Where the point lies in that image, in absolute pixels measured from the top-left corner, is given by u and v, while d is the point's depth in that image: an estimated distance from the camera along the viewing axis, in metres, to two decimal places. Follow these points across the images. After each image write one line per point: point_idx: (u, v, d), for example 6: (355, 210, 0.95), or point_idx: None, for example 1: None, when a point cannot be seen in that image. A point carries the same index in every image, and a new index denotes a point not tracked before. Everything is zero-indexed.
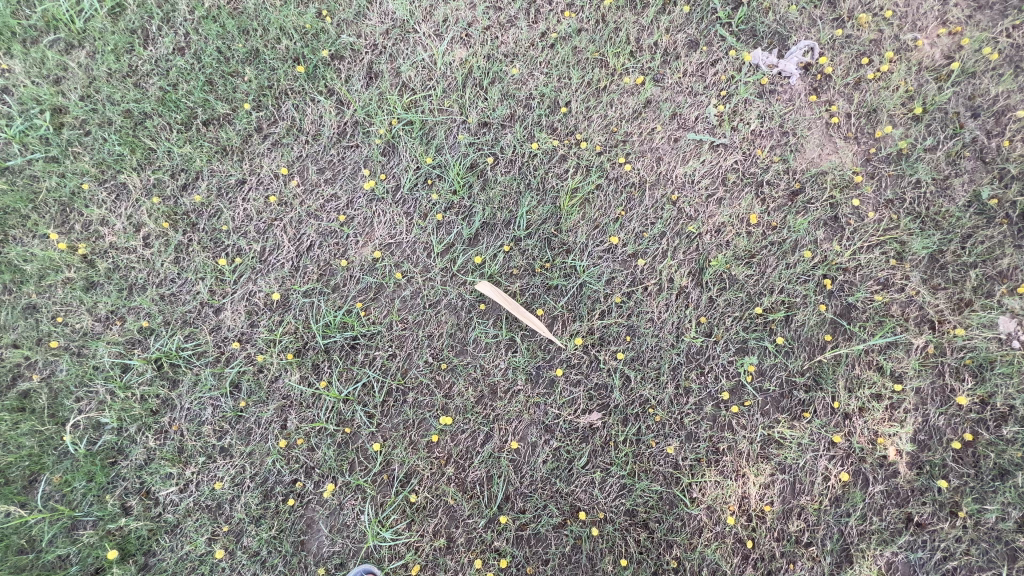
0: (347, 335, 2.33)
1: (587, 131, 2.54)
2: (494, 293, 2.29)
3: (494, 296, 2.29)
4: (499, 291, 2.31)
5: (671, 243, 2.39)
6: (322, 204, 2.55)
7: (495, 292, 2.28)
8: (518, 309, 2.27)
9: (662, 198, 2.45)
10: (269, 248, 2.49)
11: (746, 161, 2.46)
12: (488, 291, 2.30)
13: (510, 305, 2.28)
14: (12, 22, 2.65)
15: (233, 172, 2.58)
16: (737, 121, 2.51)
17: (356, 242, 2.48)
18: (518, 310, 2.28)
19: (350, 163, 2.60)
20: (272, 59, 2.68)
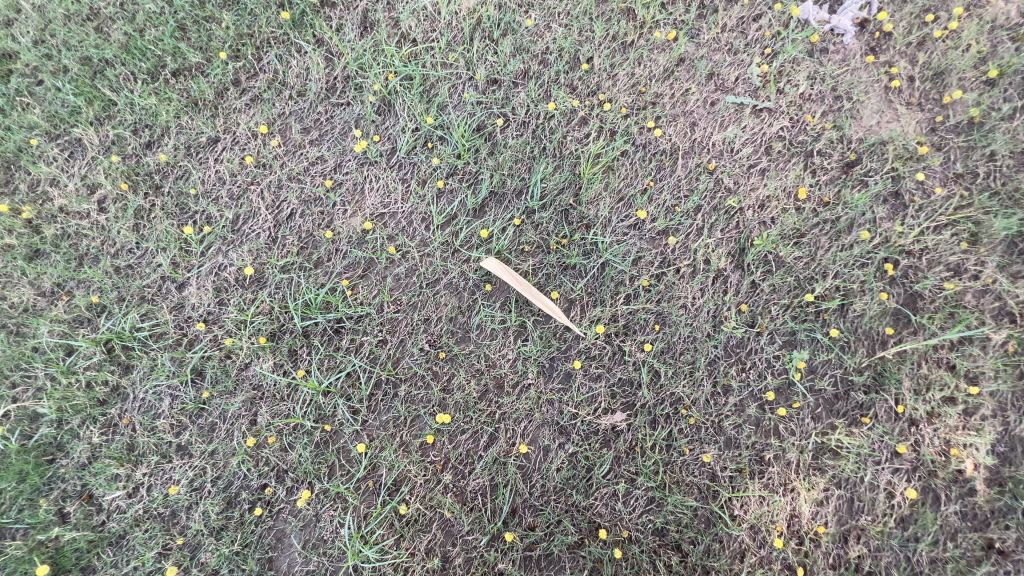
0: (330, 317, 2.00)
1: (611, 91, 2.22)
2: (501, 269, 1.95)
3: (499, 272, 1.95)
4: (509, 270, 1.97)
5: (707, 219, 2.07)
6: (306, 167, 2.22)
7: (503, 270, 1.96)
8: (531, 290, 1.94)
9: (696, 168, 2.14)
10: (243, 216, 2.16)
11: (794, 128, 2.15)
12: (493, 266, 1.96)
13: (520, 285, 1.95)
14: None
15: (205, 129, 2.25)
16: (783, 82, 2.19)
17: (343, 212, 2.15)
18: (530, 291, 1.95)
19: (339, 123, 2.28)
20: (252, 3, 2.34)
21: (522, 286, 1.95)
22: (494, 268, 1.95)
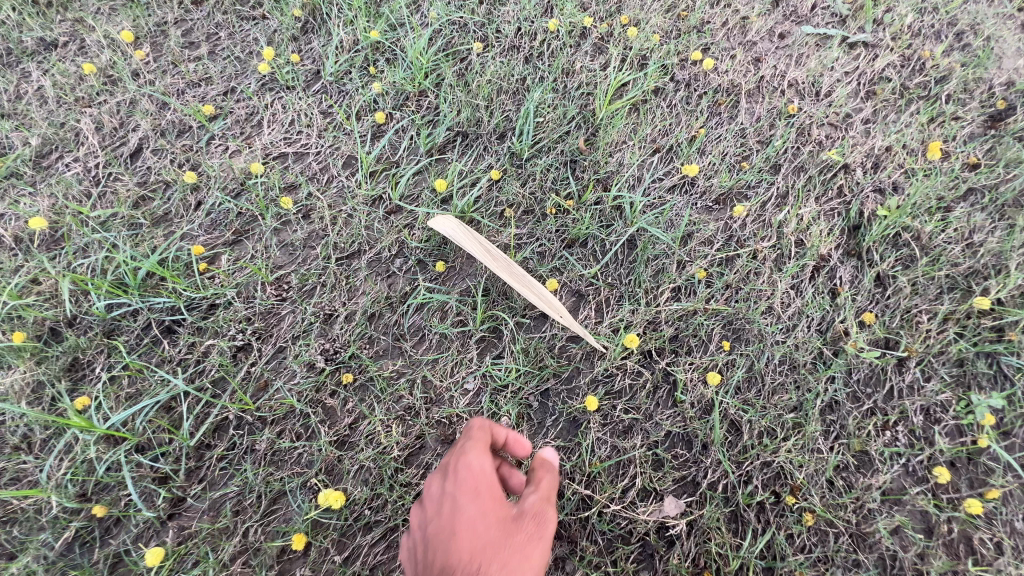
0: (159, 304, 1.13)
1: (638, 10, 1.54)
2: (459, 230, 1.11)
3: (455, 235, 1.10)
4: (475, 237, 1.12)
5: (792, 182, 1.32)
6: (179, 87, 1.45)
7: (462, 240, 1.10)
8: (510, 267, 1.09)
9: (770, 112, 1.41)
10: (58, 147, 1.35)
11: (904, 68, 1.47)
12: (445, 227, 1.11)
13: (492, 257, 1.10)
14: None
15: (38, 30, 1.51)
16: (883, 10, 1.53)
17: (223, 150, 1.36)
18: (509, 267, 1.09)
19: (242, 37, 1.55)
20: None
21: (495, 260, 1.10)
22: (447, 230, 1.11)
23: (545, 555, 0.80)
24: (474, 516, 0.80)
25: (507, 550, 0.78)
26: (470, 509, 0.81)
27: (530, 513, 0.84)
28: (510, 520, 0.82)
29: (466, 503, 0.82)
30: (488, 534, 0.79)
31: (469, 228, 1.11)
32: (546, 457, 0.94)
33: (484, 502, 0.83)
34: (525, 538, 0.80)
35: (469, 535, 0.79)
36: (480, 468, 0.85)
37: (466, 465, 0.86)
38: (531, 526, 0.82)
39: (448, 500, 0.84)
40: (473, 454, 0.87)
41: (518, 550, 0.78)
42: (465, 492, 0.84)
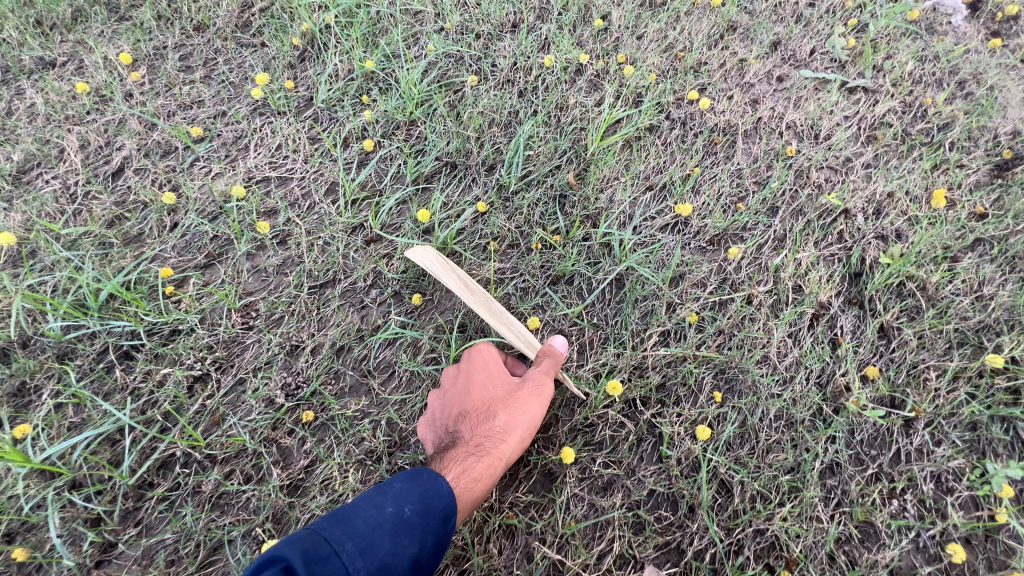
0: (117, 327, 1.07)
1: (635, 50, 1.53)
2: (439, 263, 1.07)
3: (435, 267, 1.06)
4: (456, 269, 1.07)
5: (790, 225, 1.27)
6: (171, 109, 1.45)
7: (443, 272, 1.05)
8: (489, 304, 1.05)
9: (767, 153, 1.37)
10: (41, 163, 1.34)
11: (906, 115, 1.43)
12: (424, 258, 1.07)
13: (471, 292, 1.05)
14: None
15: (38, 49, 1.53)
16: (882, 57, 1.51)
17: (206, 172, 1.34)
18: (487, 304, 1.05)
19: (239, 64, 1.56)
20: None
21: (474, 296, 1.05)
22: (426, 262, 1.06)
23: (545, 404, 0.95)
24: (484, 378, 0.99)
25: (510, 399, 0.96)
26: (479, 376, 1.00)
27: (531, 376, 0.98)
28: (513, 383, 0.98)
29: (476, 372, 1.00)
30: (496, 390, 0.98)
31: (449, 261, 1.07)
32: (552, 346, 1.00)
33: (491, 368, 1.00)
34: (525, 392, 0.97)
35: (480, 392, 0.99)
36: (486, 349, 1.03)
37: (477, 349, 1.03)
38: (533, 383, 0.97)
39: (462, 372, 1.02)
40: (481, 342, 1.04)
41: (521, 398, 0.95)
42: (475, 364, 1.02)
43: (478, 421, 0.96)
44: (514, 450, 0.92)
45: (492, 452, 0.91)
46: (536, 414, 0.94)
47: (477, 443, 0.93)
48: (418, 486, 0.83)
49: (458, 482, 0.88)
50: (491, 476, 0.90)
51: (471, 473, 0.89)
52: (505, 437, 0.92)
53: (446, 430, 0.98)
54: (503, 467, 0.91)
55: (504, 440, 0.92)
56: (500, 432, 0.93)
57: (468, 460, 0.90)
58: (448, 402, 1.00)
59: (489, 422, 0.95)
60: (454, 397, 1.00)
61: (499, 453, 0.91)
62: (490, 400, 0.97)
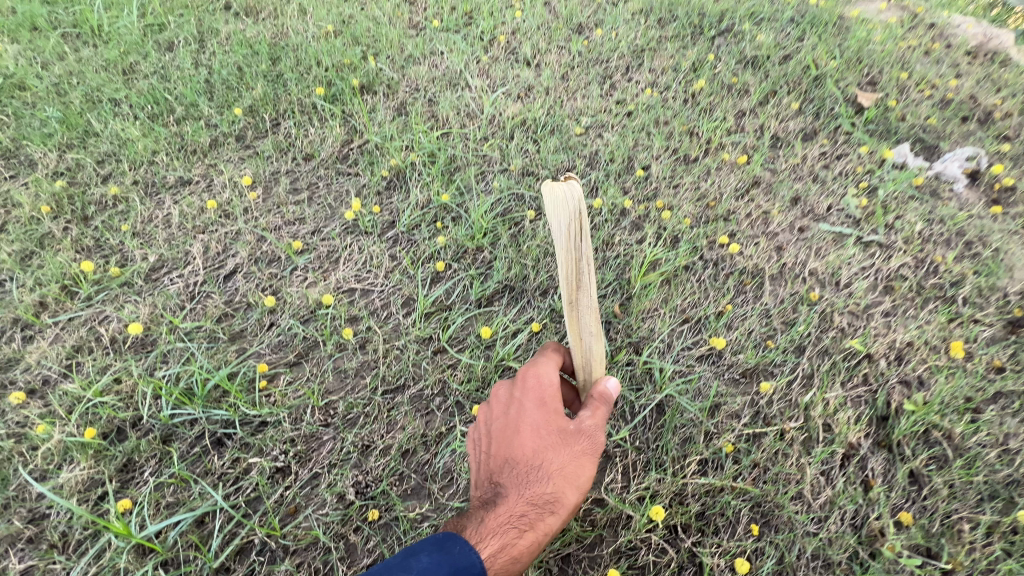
0: (215, 415, 1.23)
1: (672, 198, 1.79)
2: (569, 227, 0.94)
3: (561, 230, 0.93)
4: (578, 249, 0.96)
5: (817, 364, 1.39)
6: (278, 224, 1.74)
7: (568, 249, 0.95)
8: (580, 314, 1.04)
9: (791, 297, 1.54)
10: (169, 264, 1.60)
11: (919, 269, 1.60)
12: (557, 204, 0.91)
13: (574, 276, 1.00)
14: (48, 27, 2.56)
15: (179, 170, 1.88)
16: (892, 217, 1.73)
17: (302, 280, 1.57)
18: (579, 314, 1.03)
19: (337, 189, 1.87)
20: (292, 82, 2.25)
21: (575, 287, 1.01)
22: (556, 213, 0.91)
23: (591, 472, 1.01)
24: (538, 424, 1.02)
25: (562, 460, 1.00)
26: (536, 417, 1.02)
27: (584, 434, 1.02)
28: (568, 434, 1.02)
29: (534, 414, 1.02)
30: (548, 441, 1.01)
31: (580, 231, 0.93)
32: (607, 388, 1.05)
33: (547, 412, 1.03)
34: (577, 454, 1.01)
35: (533, 438, 1.02)
36: (548, 387, 1.04)
37: (539, 380, 1.04)
38: (586, 443, 1.02)
39: (520, 409, 1.04)
40: (545, 369, 1.05)
41: (574, 463, 1.01)
42: (533, 403, 1.04)
43: (529, 474, 1.00)
44: (557, 520, 0.98)
45: (536, 522, 0.97)
46: (583, 480, 1.01)
47: (524, 509, 0.97)
48: (454, 556, 0.90)
49: (502, 551, 0.94)
50: (534, 545, 0.97)
51: (512, 546, 0.94)
52: (553, 504, 0.98)
53: (496, 471, 1.03)
54: (545, 537, 0.98)
55: (551, 512, 0.98)
56: (548, 501, 0.98)
57: (514, 526, 0.96)
58: (501, 440, 1.04)
59: (540, 485, 0.99)
60: (507, 434, 1.04)
61: (544, 526, 0.97)
62: (544, 451, 1.01)
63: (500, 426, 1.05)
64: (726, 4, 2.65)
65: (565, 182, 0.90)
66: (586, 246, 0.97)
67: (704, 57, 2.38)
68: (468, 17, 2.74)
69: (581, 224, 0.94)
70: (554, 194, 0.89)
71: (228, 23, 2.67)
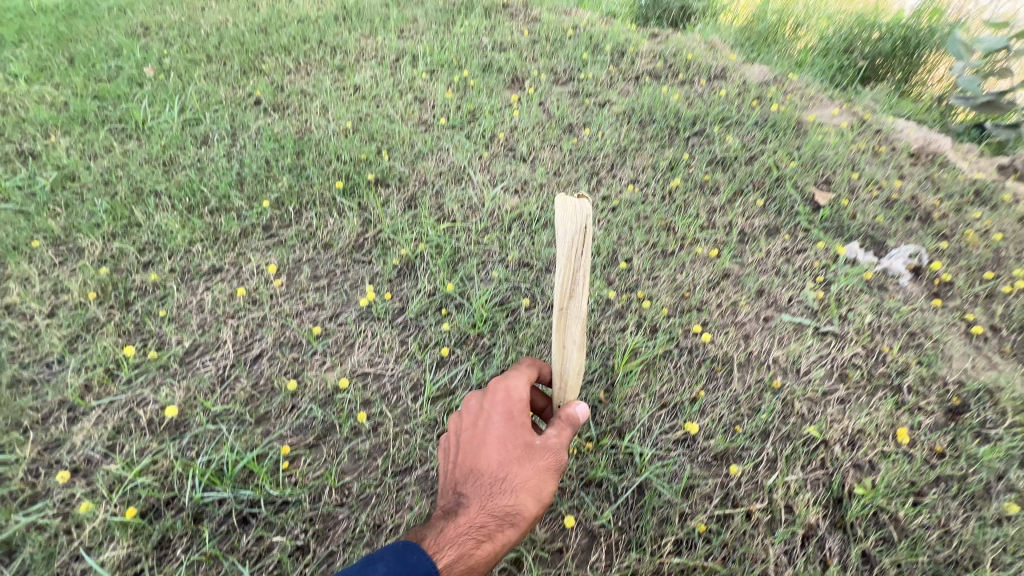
0: (242, 494, 1.41)
1: (651, 290, 2.03)
2: (573, 236, 1.22)
3: (567, 237, 1.22)
4: (579, 255, 1.24)
5: (779, 449, 1.56)
6: (300, 310, 1.94)
7: (571, 253, 1.23)
8: (571, 316, 1.31)
9: (757, 383, 1.73)
10: (201, 348, 1.78)
11: (870, 358, 1.81)
12: (568, 215, 1.20)
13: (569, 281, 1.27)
14: (96, 121, 2.88)
15: (212, 259, 2.10)
16: (846, 309, 1.97)
17: (320, 364, 1.76)
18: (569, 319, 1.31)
19: (354, 276, 2.10)
20: (314, 175, 2.54)
21: (569, 295, 1.28)
22: (563, 221, 1.20)
23: (548, 488, 1.22)
24: (505, 442, 1.23)
25: (523, 474, 1.21)
26: (503, 436, 1.24)
27: (544, 453, 1.24)
28: (532, 451, 1.23)
29: (501, 433, 1.25)
30: (512, 458, 1.22)
31: (582, 241, 1.22)
32: (574, 412, 1.29)
33: (510, 432, 1.24)
34: (537, 471, 1.22)
35: (499, 454, 1.23)
36: (515, 409, 1.27)
37: (509, 403, 1.27)
38: (546, 461, 1.23)
39: (491, 427, 1.26)
40: (516, 392, 1.29)
41: (534, 484, 1.21)
42: (503, 424, 1.26)
43: (494, 485, 1.20)
44: (516, 528, 1.18)
45: (497, 528, 1.17)
46: (540, 494, 1.21)
47: (487, 517, 1.18)
48: (418, 559, 1.11)
49: (466, 551, 1.15)
50: (495, 548, 1.17)
51: (474, 549, 1.15)
52: (513, 514, 1.18)
53: (466, 482, 1.24)
54: (505, 542, 1.18)
55: (511, 521, 1.18)
56: (509, 511, 1.18)
57: (478, 530, 1.16)
58: (472, 454, 1.26)
59: (503, 497, 1.19)
60: (478, 448, 1.26)
61: (504, 533, 1.17)
62: (508, 466, 1.21)
63: (473, 442, 1.27)
64: (697, 109, 3.03)
65: (578, 200, 1.19)
66: (584, 258, 1.24)
67: (679, 157, 2.70)
68: (471, 116, 3.10)
69: (584, 237, 1.23)
70: (565, 205, 1.18)
71: (258, 118, 3.01)
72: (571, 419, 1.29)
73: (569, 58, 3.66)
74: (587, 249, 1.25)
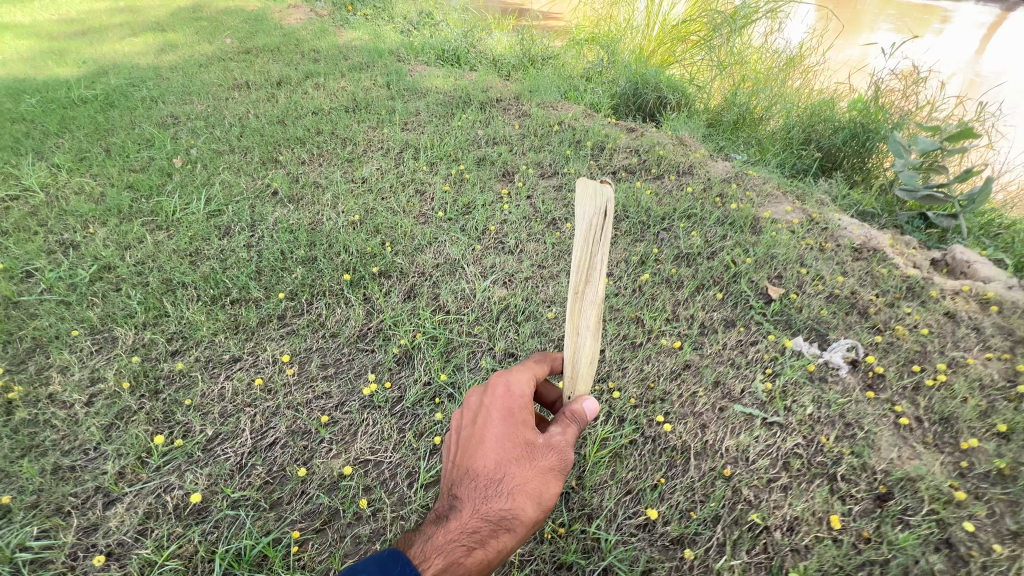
0: None
1: (620, 380, 2.31)
2: (592, 216, 1.50)
3: (587, 219, 1.49)
4: (599, 233, 1.50)
5: (727, 534, 1.80)
6: (309, 398, 2.20)
7: (590, 232, 1.51)
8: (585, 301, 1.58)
9: (710, 471, 1.98)
10: (222, 435, 2.02)
11: (809, 447, 2.08)
12: (588, 196, 1.46)
13: (586, 268, 1.56)
14: (130, 212, 3.23)
15: (232, 348, 2.36)
16: (790, 400, 2.25)
17: (328, 450, 2.00)
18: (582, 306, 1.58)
19: (358, 364, 2.37)
20: (325, 266, 2.87)
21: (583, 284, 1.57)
22: (585, 200, 1.47)
23: (540, 487, 1.49)
24: (505, 445, 1.51)
25: (520, 473, 1.49)
26: (504, 439, 1.52)
27: (539, 457, 1.52)
28: (529, 453, 1.51)
29: (504, 436, 1.52)
30: (511, 459, 1.50)
31: (599, 221, 1.48)
32: (580, 408, 1.57)
33: (511, 436, 1.52)
34: (532, 472, 1.50)
35: (500, 455, 1.51)
36: (516, 414, 1.54)
37: (512, 407, 1.54)
38: (540, 464, 1.51)
39: (494, 431, 1.53)
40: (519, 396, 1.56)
41: (526, 485, 1.48)
42: (505, 428, 1.53)
43: (494, 484, 1.48)
44: (509, 523, 1.44)
45: (494, 521, 1.44)
46: (533, 492, 1.49)
47: (483, 513, 1.45)
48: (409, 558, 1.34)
49: (466, 541, 1.41)
50: (491, 538, 1.43)
51: (473, 538, 1.42)
52: (507, 510, 1.45)
53: (470, 478, 1.50)
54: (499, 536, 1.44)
55: (506, 515, 1.45)
56: (506, 507, 1.46)
57: (477, 523, 1.43)
58: (478, 453, 1.52)
59: (500, 495, 1.47)
60: (483, 448, 1.52)
61: (499, 526, 1.44)
62: (508, 466, 1.49)
63: (479, 442, 1.53)
64: (665, 206, 3.44)
65: (600, 182, 1.45)
66: (600, 239, 1.51)
67: (649, 251, 3.06)
68: (466, 209, 3.49)
69: (603, 216, 1.48)
70: (587, 185, 1.44)
71: (275, 209, 3.37)
72: (572, 417, 1.58)
73: (553, 153, 4.12)
74: (605, 228, 1.50)
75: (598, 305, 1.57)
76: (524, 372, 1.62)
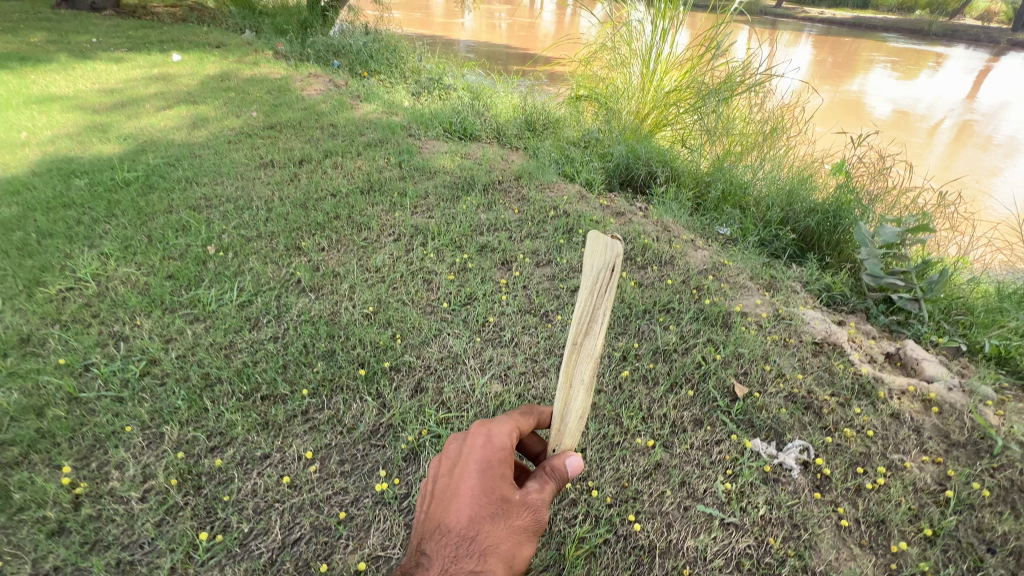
0: None
1: (599, 480, 2.65)
2: (600, 268, 1.80)
3: (596, 270, 1.80)
4: (605, 285, 1.80)
5: None
6: (329, 494, 2.55)
7: (598, 281, 1.80)
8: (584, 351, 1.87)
9: (672, 570, 2.32)
10: (255, 531, 2.40)
11: (759, 548, 2.41)
12: (599, 250, 1.78)
13: (588, 318, 1.84)
14: (170, 303, 3.66)
15: (263, 445, 2.73)
16: (745, 502, 2.58)
17: (345, 546, 2.36)
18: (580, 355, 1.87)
19: (371, 460, 2.73)
20: (343, 360, 3.26)
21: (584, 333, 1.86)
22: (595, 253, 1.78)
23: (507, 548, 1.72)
24: (480, 503, 1.76)
25: (491, 530, 1.72)
26: (480, 494, 1.77)
27: (511, 516, 1.76)
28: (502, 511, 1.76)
29: (481, 490, 1.78)
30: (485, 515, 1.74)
31: (605, 275, 1.79)
32: (558, 464, 1.84)
33: (487, 493, 1.78)
34: (501, 531, 1.73)
35: (474, 512, 1.74)
36: (494, 469, 1.81)
37: (491, 463, 1.81)
38: (511, 524, 1.75)
39: (473, 486, 1.79)
40: (500, 451, 1.84)
41: (495, 544, 1.71)
42: (483, 484, 1.79)
43: (466, 542, 1.69)
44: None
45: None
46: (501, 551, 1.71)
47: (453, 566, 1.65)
48: None
49: None
50: None
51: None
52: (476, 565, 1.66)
53: (444, 530, 1.73)
54: None
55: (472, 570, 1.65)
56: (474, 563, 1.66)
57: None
58: (455, 506, 1.76)
59: (470, 554, 1.67)
60: (459, 503, 1.76)
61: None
62: (482, 523, 1.73)
63: (458, 495, 1.78)
64: (647, 299, 3.84)
65: (612, 239, 1.76)
66: (605, 291, 1.81)
67: (630, 347, 3.44)
68: (468, 299, 3.89)
69: (610, 271, 1.79)
70: (598, 239, 1.77)
71: (298, 299, 3.78)
72: (548, 475, 1.85)
73: (548, 240, 4.56)
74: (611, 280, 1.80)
75: (595, 355, 1.84)
76: (506, 425, 1.91)
